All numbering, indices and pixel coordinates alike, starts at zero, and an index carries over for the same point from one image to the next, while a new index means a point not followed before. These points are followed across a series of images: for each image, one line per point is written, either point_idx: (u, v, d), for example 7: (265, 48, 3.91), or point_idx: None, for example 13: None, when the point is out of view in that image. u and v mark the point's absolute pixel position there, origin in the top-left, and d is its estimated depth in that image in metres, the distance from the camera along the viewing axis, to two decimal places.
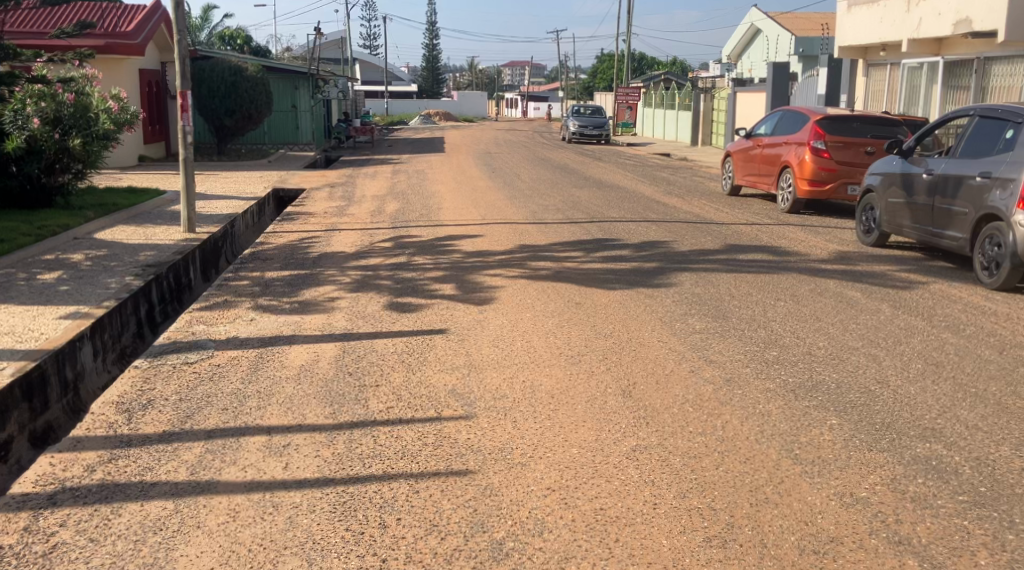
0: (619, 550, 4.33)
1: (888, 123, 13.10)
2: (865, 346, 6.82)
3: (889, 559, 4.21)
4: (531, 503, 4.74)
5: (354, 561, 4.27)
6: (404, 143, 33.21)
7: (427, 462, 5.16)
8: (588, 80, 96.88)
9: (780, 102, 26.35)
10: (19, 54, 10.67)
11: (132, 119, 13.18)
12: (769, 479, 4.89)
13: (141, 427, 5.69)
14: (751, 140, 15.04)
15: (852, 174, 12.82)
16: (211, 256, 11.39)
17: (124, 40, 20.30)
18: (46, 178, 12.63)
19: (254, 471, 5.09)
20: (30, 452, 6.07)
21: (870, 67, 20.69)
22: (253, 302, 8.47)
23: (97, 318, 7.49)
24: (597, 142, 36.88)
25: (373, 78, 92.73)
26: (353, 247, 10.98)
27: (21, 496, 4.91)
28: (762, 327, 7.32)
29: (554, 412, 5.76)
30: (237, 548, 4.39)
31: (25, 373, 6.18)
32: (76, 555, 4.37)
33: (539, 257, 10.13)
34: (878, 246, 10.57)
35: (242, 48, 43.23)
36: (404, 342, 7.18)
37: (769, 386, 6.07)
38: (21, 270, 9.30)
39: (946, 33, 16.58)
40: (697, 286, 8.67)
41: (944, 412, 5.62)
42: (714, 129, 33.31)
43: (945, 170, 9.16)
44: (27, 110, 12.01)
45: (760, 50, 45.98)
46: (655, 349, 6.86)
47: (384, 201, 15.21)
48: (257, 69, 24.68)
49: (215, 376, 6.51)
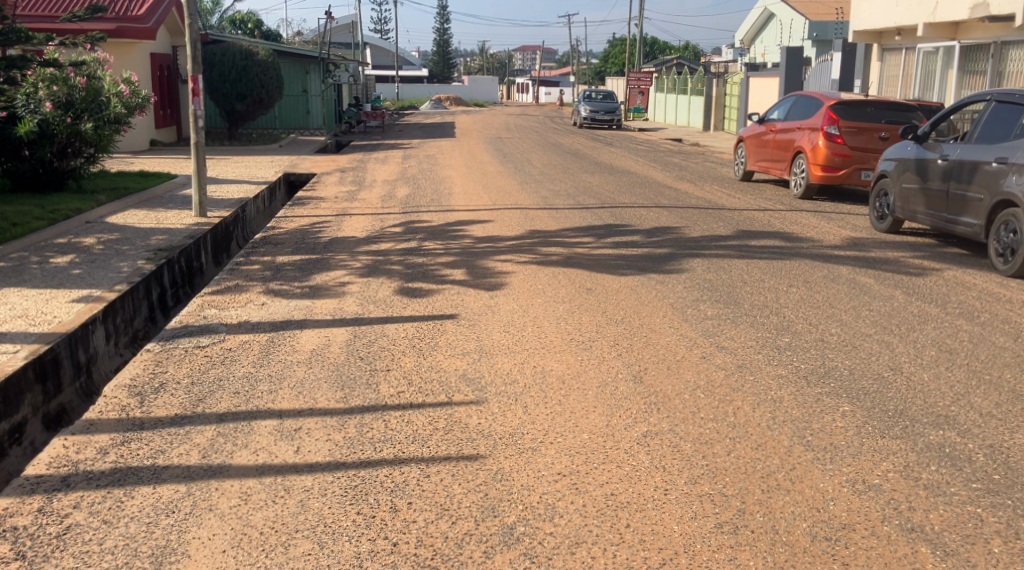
0: (630, 535, 4.33)
1: (905, 108, 12.97)
2: (879, 334, 6.77)
3: (901, 546, 4.20)
4: (541, 487, 4.74)
5: (364, 545, 4.28)
6: (416, 128, 33.46)
7: (438, 446, 5.17)
8: (601, 66, 96.46)
9: (793, 87, 26.15)
10: (32, 37, 10.56)
11: (142, 103, 13.35)
12: (781, 465, 4.87)
13: (153, 410, 5.71)
14: (765, 124, 14.91)
15: (866, 159, 12.72)
16: (222, 241, 11.41)
17: (135, 23, 20.26)
18: (59, 162, 12.62)
19: (266, 455, 5.11)
20: (44, 434, 6.11)
21: (885, 52, 20.52)
22: (264, 286, 8.49)
23: (110, 302, 7.50)
24: (608, 127, 36.71)
25: (383, 63, 92.65)
26: (364, 231, 10.99)
27: (34, 479, 4.94)
28: (774, 313, 7.30)
29: (564, 398, 5.77)
30: (249, 532, 4.40)
31: (39, 356, 6.20)
32: (89, 537, 4.39)
33: (549, 242, 10.12)
34: (892, 232, 10.49)
35: (253, 34, 43.65)
36: (414, 327, 7.18)
37: (781, 371, 6.06)
38: (33, 253, 9.34)
39: (962, 17, 16.47)
40: (709, 272, 8.62)
41: (958, 399, 5.59)
42: (726, 114, 33.09)
43: (960, 155, 9.09)
44: (40, 94, 12.11)
45: (774, 36, 45.72)
46: (667, 335, 6.84)
47: (394, 186, 15.20)
48: (268, 52, 24.64)
49: (227, 359, 6.54)
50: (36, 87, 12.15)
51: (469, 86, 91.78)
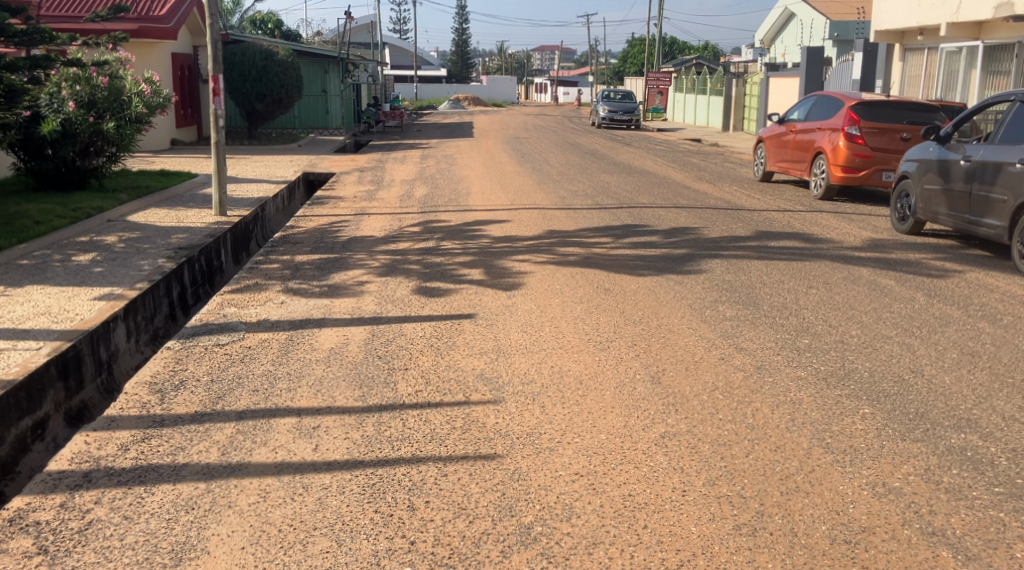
0: (648, 536, 4.32)
1: (926, 109, 12.87)
2: (900, 335, 6.73)
3: (923, 550, 4.17)
4: (559, 487, 4.73)
5: (383, 544, 4.29)
6: (435, 128, 33.46)
7: (455, 445, 5.17)
8: (620, 66, 96.23)
9: (813, 87, 26.03)
10: (56, 37, 10.60)
11: (164, 103, 13.37)
12: (801, 467, 4.85)
13: (173, 407, 5.74)
14: (785, 125, 14.85)
15: (887, 160, 12.63)
16: (242, 239, 11.46)
17: (157, 24, 20.35)
18: (81, 161, 12.70)
19: (285, 453, 5.13)
20: (66, 430, 6.16)
21: (906, 51, 20.39)
22: (283, 284, 8.51)
23: (131, 300, 7.55)
24: (627, 128, 36.57)
25: (402, 63, 92.81)
26: (382, 231, 11.02)
27: (57, 474, 4.98)
28: (794, 314, 7.27)
29: (582, 398, 5.76)
30: (267, 528, 4.42)
31: (61, 352, 6.25)
32: (111, 532, 4.42)
33: (567, 242, 10.12)
34: (913, 233, 10.42)
35: (274, 34, 43.83)
36: (432, 327, 7.18)
37: (801, 373, 6.03)
38: (55, 252, 9.40)
39: (986, 16, 16.35)
40: (728, 273, 8.59)
41: (981, 402, 5.55)
42: (745, 115, 32.97)
43: (983, 156, 9.02)
44: (63, 93, 12.20)
45: (795, 36, 45.54)
46: (685, 336, 6.82)
47: (413, 186, 15.23)
48: (287, 52, 24.72)
49: (246, 358, 6.57)
50: (59, 86, 12.23)
51: (488, 86, 91.84)
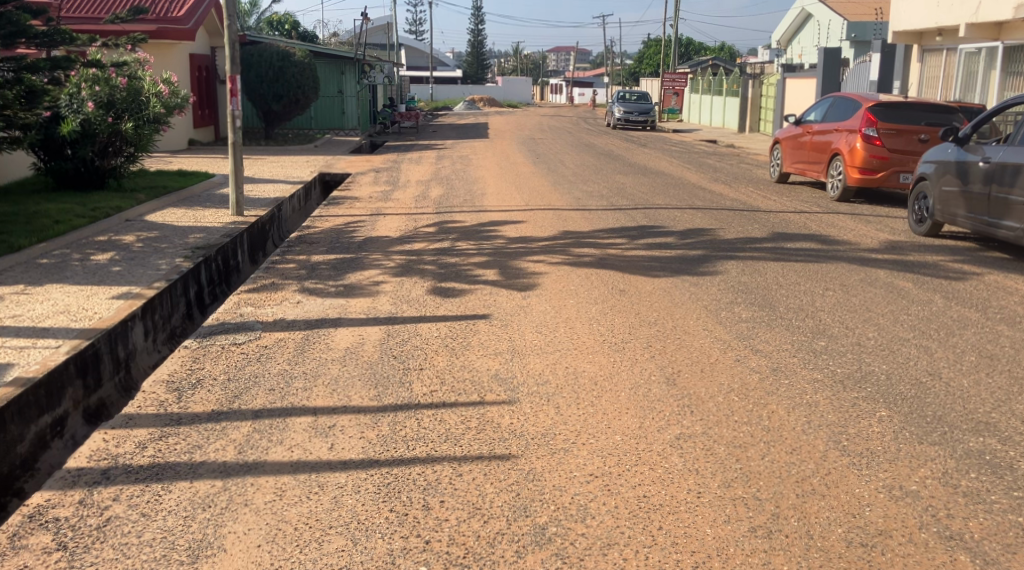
0: (663, 538, 4.31)
1: (944, 110, 12.80)
2: (917, 338, 6.70)
3: (940, 554, 4.15)
4: (574, 488, 4.73)
5: (398, 543, 4.30)
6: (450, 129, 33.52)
7: (470, 445, 5.18)
8: (636, 67, 96.09)
9: (830, 88, 25.92)
10: (76, 38, 10.67)
11: (182, 103, 13.43)
12: (816, 470, 4.84)
13: (190, 405, 5.77)
14: (801, 126, 14.79)
15: (904, 162, 12.57)
16: (258, 239, 11.51)
17: (175, 25, 20.46)
18: (100, 161, 12.79)
19: (301, 452, 5.15)
20: (85, 428, 6.21)
21: (924, 53, 20.28)
22: (299, 284, 8.54)
23: (149, 299, 7.59)
24: (642, 129, 36.52)
25: (418, 64, 92.94)
26: (398, 231, 11.04)
27: (76, 471, 5.02)
28: (810, 316, 7.24)
29: (597, 399, 5.75)
30: (283, 527, 4.44)
31: (80, 350, 6.29)
32: (129, 530, 4.45)
33: (582, 242, 10.12)
34: (931, 235, 10.36)
35: (290, 35, 43.97)
36: (447, 327, 7.20)
37: (816, 375, 6.01)
38: (74, 251, 9.45)
39: (1006, 17, 16.24)
40: (744, 274, 8.57)
41: (999, 406, 5.52)
42: (762, 116, 32.87)
43: (1002, 158, 8.96)
44: (83, 94, 12.28)
45: (812, 37, 45.36)
46: (700, 337, 6.81)
47: (428, 186, 15.26)
48: (304, 53, 24.80)
49: (262, 357, 6.60)
50: (79, 86, 12.31)
51: (503, 87, 91.84)
